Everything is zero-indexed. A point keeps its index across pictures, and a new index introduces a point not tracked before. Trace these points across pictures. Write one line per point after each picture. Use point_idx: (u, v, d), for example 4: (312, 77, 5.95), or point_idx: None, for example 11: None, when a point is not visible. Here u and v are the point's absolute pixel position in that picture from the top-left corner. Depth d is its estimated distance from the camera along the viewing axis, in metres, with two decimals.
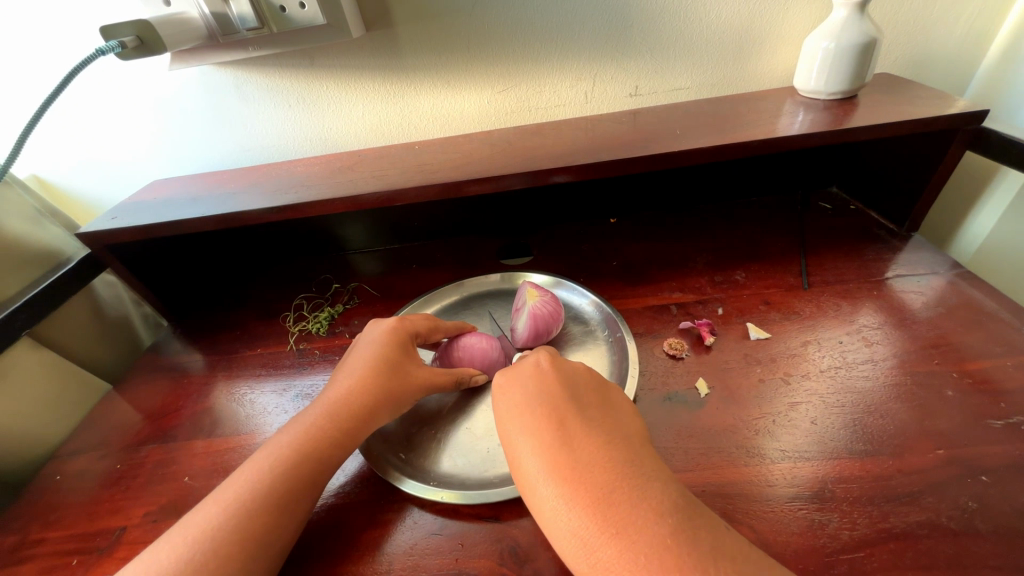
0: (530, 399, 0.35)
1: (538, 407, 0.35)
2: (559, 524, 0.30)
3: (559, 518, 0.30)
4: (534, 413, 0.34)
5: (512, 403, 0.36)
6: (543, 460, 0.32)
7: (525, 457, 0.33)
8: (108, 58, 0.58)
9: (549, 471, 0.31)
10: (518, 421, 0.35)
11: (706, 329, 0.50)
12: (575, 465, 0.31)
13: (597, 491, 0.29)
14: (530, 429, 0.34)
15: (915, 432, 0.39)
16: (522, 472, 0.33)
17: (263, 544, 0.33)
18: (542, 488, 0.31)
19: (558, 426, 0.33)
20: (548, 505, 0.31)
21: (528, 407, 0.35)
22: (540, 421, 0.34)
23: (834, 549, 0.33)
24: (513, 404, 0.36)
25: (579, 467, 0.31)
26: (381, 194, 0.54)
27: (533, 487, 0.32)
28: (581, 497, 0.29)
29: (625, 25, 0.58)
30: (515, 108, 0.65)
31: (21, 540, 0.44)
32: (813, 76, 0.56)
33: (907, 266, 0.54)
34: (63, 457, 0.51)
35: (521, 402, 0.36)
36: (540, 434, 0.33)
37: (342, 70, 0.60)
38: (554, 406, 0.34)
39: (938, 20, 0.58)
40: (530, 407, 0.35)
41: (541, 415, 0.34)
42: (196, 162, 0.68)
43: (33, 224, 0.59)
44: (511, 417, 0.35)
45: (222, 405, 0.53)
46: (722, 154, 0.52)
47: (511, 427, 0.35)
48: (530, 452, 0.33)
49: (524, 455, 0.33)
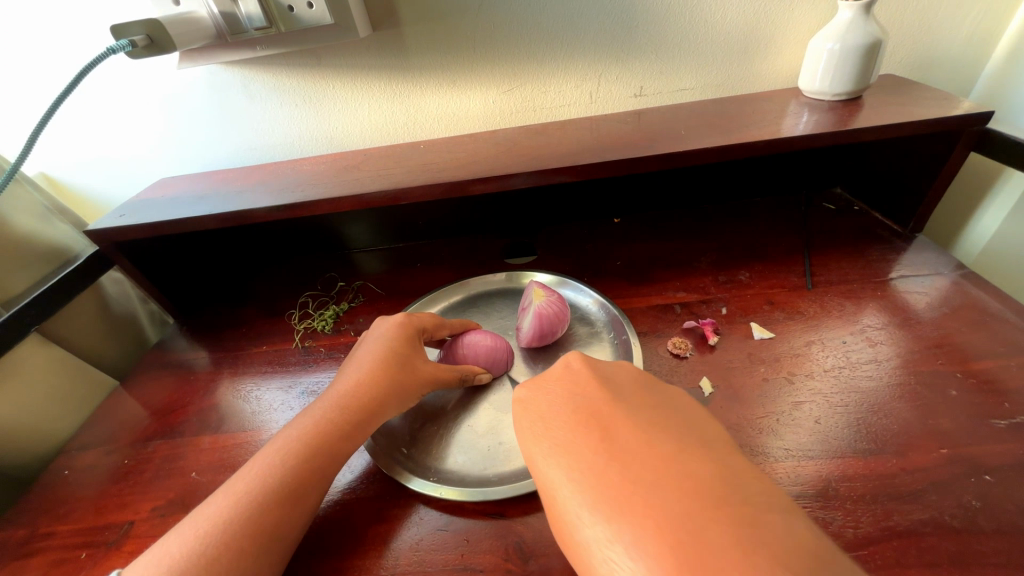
0: (557, 415, 0.33)
1: (568, 423, 0.32)
2: (612, 558, 0.25)
3: (611, 551, 0.25)
4: (563, 431, 0.32)
5: (540, 425, 0.34)
6: (581, 486, 0.29)
7: (560, 486, 0.30)
8: (117, 57, 0.59)
9: (589, 496, 0.28)
10: (550, 440, 0.32)
11: (710, 329, 0.50)
12: (618, 480, 0.27)
13: (647, 507, 0.25)
14: (564, 448, 0.31)
15: (919, 431, 0.39)
16: (559, 503, 0.29)
17: (271, 538, 0.34)
18: (586, 518, 0.27)
19: (591, 439, 0.30)
20: (595, 537, 0.26)
21: (557, 424, 0.33)
22: (571, 438, 0.31)
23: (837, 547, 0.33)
24: (539, 426, 0.34)
25: (622, 481, 0.27)
26: (386, 192, 0.55)
27: (575, 518, 0.28)
28: (629, 515, 0.25)
29: (631, 25, 0.58)
30: (520, 108, 0.65)
31: (29, 534, 0.44)
32: (818, 77, 0.56)
33: (911, 267, 0.54)
34: (70, 452, 0.51)
35: (548, 421, 0.34)
36: (576, 453, 0.30)
37: (349, 70, 0.61)
38: (584, 416, 0.32)
39: (942, 22, 0.58)
40: (560, 425, 0.33)
41: (575, 432, 0.31)
42: (202, 161, 0.69)
43: (42, 221, 0.60)
44: (539, 442, 0.33)
45: (228, 402, 0.53)
46: (727, 154, 0.52)
47: (541, 452, 0.33)
48: (564, 478, 0.30)
49: (558, 484, 0.30)
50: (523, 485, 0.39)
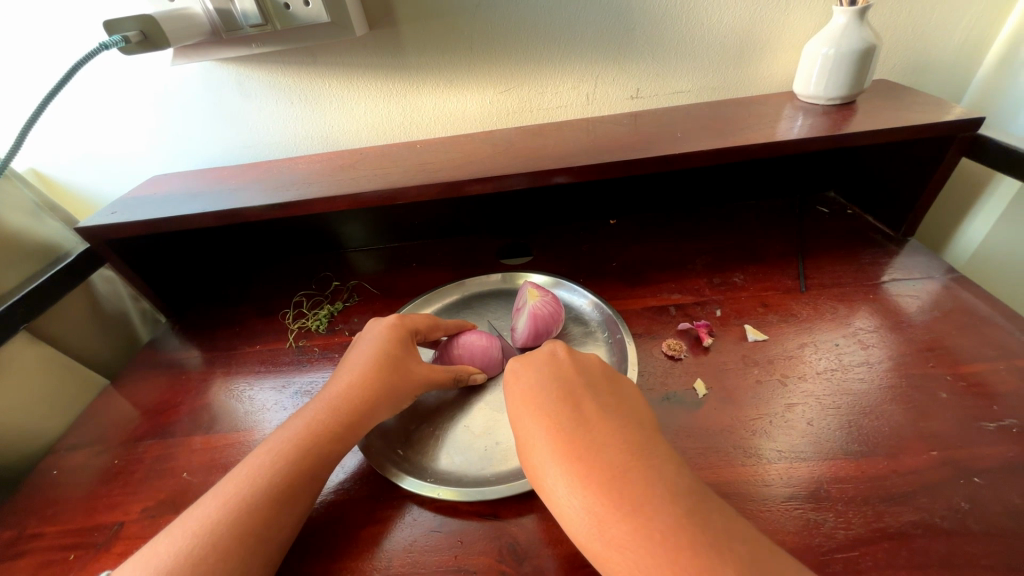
0: (541, 388, 0.36)
1: (550, 395, 0.35)
2: (568, 506, 0.30)
3: (568, 501, 0.30)
4: (545, 400, 0.35)
5: (524, 393, 0.36)
6: (551, 447, 0.32)
7: (535, 445, 0.33)
8: (110, 53, 0.58)
9: (557, 456, 0.32)
10: (527, 404, 0.36)
11: (705, 331, 0.50)
12: (581, 452, 0.31)
13: (604, 474, 0.30)
14: (541, 411, 0.34)
15: (910, 433, 0.39)
16: (530, 458, 0.33)
17: (264, 539, 0.33)
18: (552, 473, 0.32)
19: (568, 414, 0.34)
20: (556, 488, 0.31)
21: (540, 395, 0.35)
22: (549, 411, 0.34)
23: (829, 548, 0.33)
24: (523, 394, 0.36)
25: (587, 452, 0.31)
26: (382, 192, 0.55)
27: (542, 472, 0.32)
28: (589, 479, 0.30)
29: (628, 27, 0.58)
30: (517, 108, 0.65)
31: (17, 535, 0.44)
32: (812, 82, 0.56)
33: (903, 270, 0.55)
34: (59, 452, 0.51)
35: (533, 391, 0.36)
36: (551, 416, 0.34)
37: (345, 68, 0.60)
38: (563, 395, 0.35)
39: (935, 28, 0.58)
40: (542, 395, 0.35)
41: (552, 399, 0.35)
42: (196, 158, 0.68)
43: (32, 218, 0.59)
44: (521, 408, 0.36)
45: (220, 402, 0.53)
46: (722, 157, 0.52)
47: (522, 417, 0.35)
48: (539, 434, 0.33)
49: (531, 444, 0.34)
50: (518, 486, 0.39)
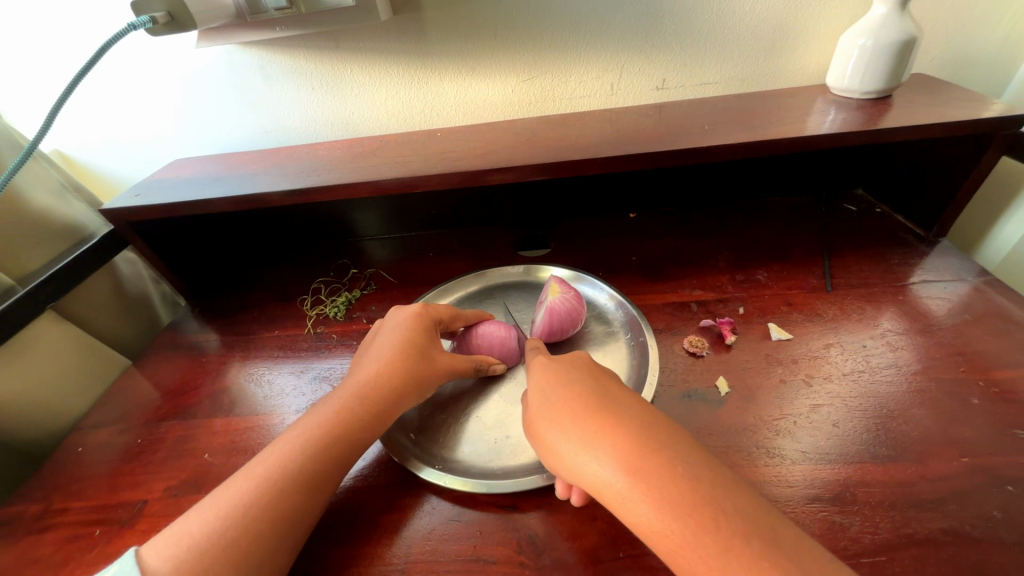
0: (562, 372, 0.36)
1: (568, 379, 0.35)
2: (591, 468, 0.30)
3: (590, 463, 0.30)
4: (564, 384, 0.34)
5: (541, 379, 0.36)
6: (570, 419, 0.32)
7: (547, 428, 0.33)
8: (136, 35, 0.58)
9: (579, 426, 0.32)
10: (542, 397, 0.35)
11: (728, 328, 0.49)
12: (598, 420, 0.31)
13: (622, 439, 0.30)
14: (560, 401, 0.34)
15: (940, 439, 0.38)
16: (546, 434, 0.33)
17: (289, 522, 0.34)
18: (572, 439, 0.31)
19: (585, 393, 0.33)
20: (577, 453, 0.31)
21: (562, 378, 0.35)
22: (564, 390, 0.34)
23: (855, 552, 0.33)
24: (540, 378, 0.36)
25: (601, 419, 0.31)
26: (402, 179, 0.54)
27: (559, 443, 0.32)
28: (611, 442, 0.30)
29: (656, 16, 0.57)
30: (539, 97, 0.64)
31: (44, 509, 0.45)
32: (847, 74, 0.55)
33: (934, 272, 0.53)
34: (84, 430, 0.52)
35: (554, 373, 0.36)
36: (569, 404, 0.33)
37: (367, 54, 0.60)
38: (579, 378, 0.35)
39: (979, 20, 0.56)
40: (561, 378, 0.35)
41: (568, 388, 0.34)
42: (217, 143, 0.68)
43: (59, 199, 0.60)
44: (536, 394, 0.35)
45: (240, 385, 0.53)
46: (751, 151, 0.51)
47: (538, 402, 0.35)
48: (555, 420, 0.33)
49: (547, 425, 0.33)
50: (536, 480, 0.38)
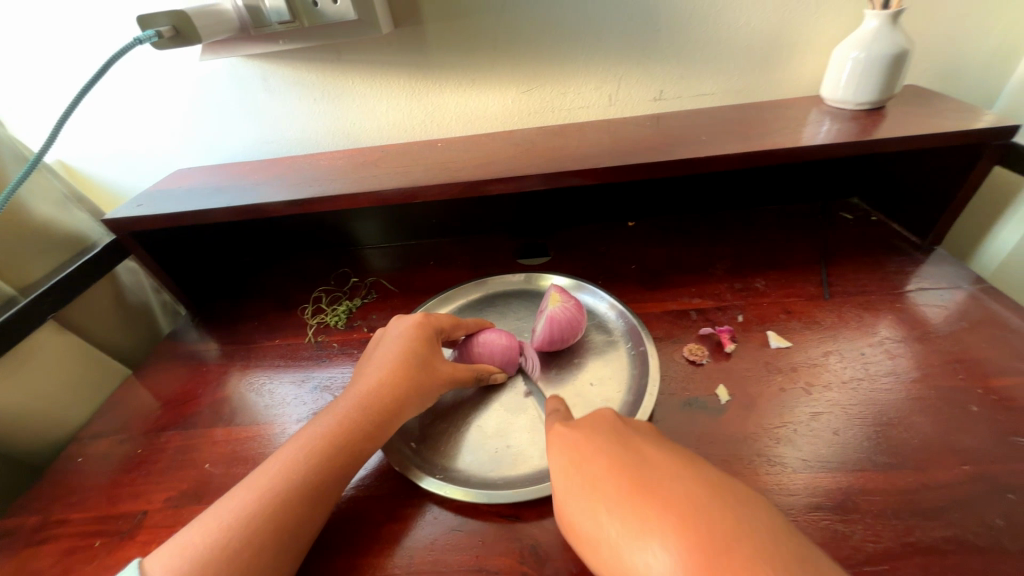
0: (583, 442, 0.35)
1: (594, 454, 0.34)
2: (633, 553, 0.28)
3: (632, 549, 0.28)
4: (590, 459, 0.33)
5: (566, 458, 0.35)
6: (597, 498, 0.31)
7: (580, 513, 0.32)
8: (140, 48, 0.59)
9: (608, 507, 0.30)
10: (569, 483, 0.34)
11: (727, 336, 0.50)
12: (631, 497, 0.30)
13: (660, 517, 0.28)
14: (587, 479, 0.33)
15: (940, 447, 0.39)
16: (582, 521, 0.31)
17: (293, 534, 0.34)
18: (608, 523, 0.30)
19: (612, 466, 0.32)
20: (617, 539, 0.29)
21: (588, 452, 0.34)
22: (588, 466, 0.33)
23: (857, 561, 0.33)
24: (566, 457, 0.35)
25: (629, 491, 0.30)
26: (404, 189, 0.55)
27: (595, 524, 0.30)
28: (650, 522, 0.28)
29: (654, 29, 0.58)
30: (538, 108, 0.65)
31: (43, 520, 0.44)
32: (841, 86, 0.56)
33: (930, 280, 0.54)
34: (84, 440, 0.52)
35: (578, 447, 0.35)
36: (595, 482, 0.32)
37: (369, 66, 0.61)
38: (604, 450, 0.34)
39: (969, 33, 0.57)
40: (584, 450, 0.34)
41: (593, 463, 0.33)
42: (219, 153, 0.69)
43: (62, 210, 0.60)
44: (563, 476, 0.34)
45: (241, 395, 0.53)
46: (748, 161, 0.52)
47: (568, 487, 0.34)
48: (585, 503, 0.32)
49: (579, 510, 0.32)
50: (538, 489, 0.39)
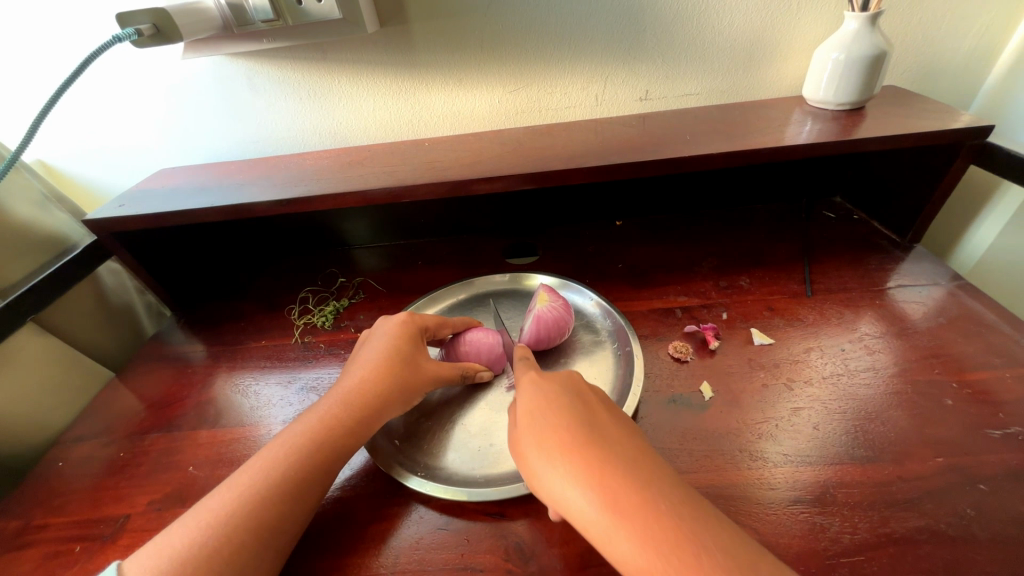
0: (551, 395, 0.35)
1: (557, 406, 0.34)
2: (574, 499, 0.30)
3: (576, 498, 0.30)
4: (553, 410, 0.34)
5: (530, 402, 0.36)
6: (555, 449, 0.32)
7: (534, 454, 0.33)
8: (122, 47, 0.58)
9: (565, 459, 0.31)
10: (531, 425, 0.34)
11: (711, 333, 0.50)
12: (584, 451, 0.31)
13: (607, 475, 0.30)
14: (549, 427, 0.33)
15: (916, 439, 0.39)
16: (533, 460, 0.33)
17: (277, 533, 0.34)
18: (559, 469, 0.31)
19: (571, 420, 0.33)
20: (564, 486, 0.31)
21: (552, 402, 0.35)
22: (553, 417, 0.34)
23: (835, 553, 0.33)
24: (530, 401, 0.35)
25: (591, 454, 0.31)
26: (390, 189, 0.54)
27: (544, 467, 0.32)
28: (596, 473, 0.30)
29: (639, 30, 0.59)
30: (525, 108, 0.65)
31: (23, 525, 0.44)
32: (822, 86, 0.56)
33: (909, 277, 0.55)
34: (65, 444, 0.51)
35: (543, 397, 0.35)
36: (557, 430, 0.33)
37: (355, 65, 0.60)
38: (568, 406, 0.34)
39: (946, 35, 0.58)
40: (550, 403, 0.35)
41: (559, 416, 0.33)
42: (204, 153, 0.68)
43: (41, 210, 0.59)
44: (525, 417, 0.35)
45: (226, 396, 0.53)
46: (732, 161, 0.52)
47: (527, 427, 0.34)
48: (542, 447, 0.33)
49: (535, 451, 0.33)
50: (523, 487, 0.39)
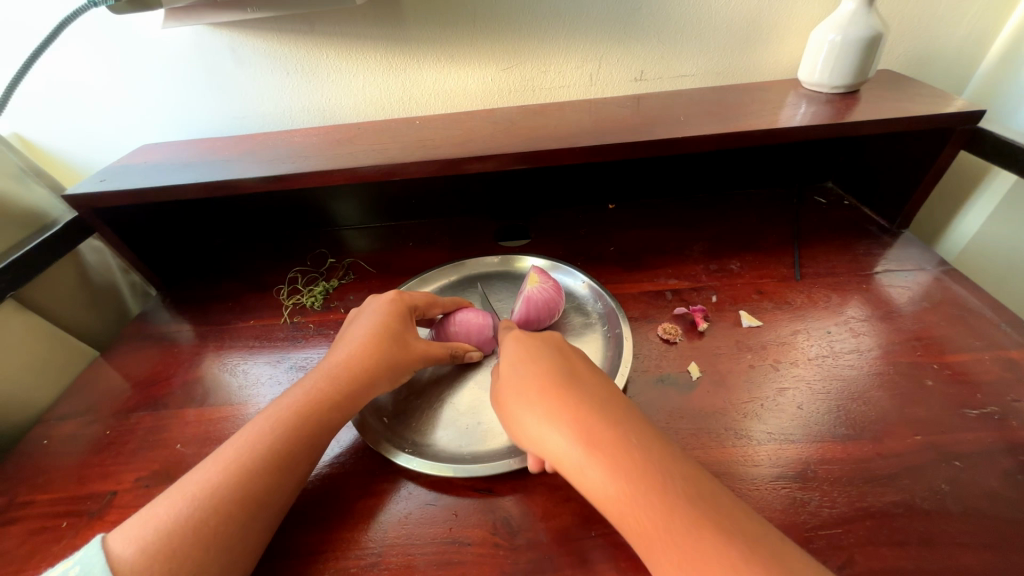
0: (531, 349, 0.38)
1: (537, 357, 0.37)
2: (550, 438, 0.33)
3: (550, 434, 0.33)
4: (533, 360, 0.37)
5: (514, 356, 0.39)
6: (533, 393, 0.35)
7: (514, 401, 0.36)
8: (99, 14, 0.56)
9: (541, 401, 0.34)
10: (512, 376, 0.37)
11: (700, 315, 0.51)
12: (558, 393, 0.34)
13: (579, 413, 0.32)
14: (528, 376, 0.36)
15: (896, 418, 0.40)
16: (513, 406, 0.36)
17: (265, 507, 0.34)
18: (536, 411, 0.34)
19: (548, 367, 0.36)
20: (540, 427, 0.33)
21: (534, 355, 0.37)
22: (531, 366, 0.36)
23: (813, 525, 0.34)
24: (513, 354, 0.38)
25: (565, 394, 0.34)
26: (380, 167, 0.54)
27: (524, 413, 0.35)
28: (571, 414, 0.32)
29: (635, 7, 0.57)
30: (519, 86, 0.64)
31: (7, 502, 0.43)
32: (817, 69, 0.56)
33: (896, 262, 0.55)
34: (50, 422, 0.50)
35: (525, 351, 0.38)
36: (535, 377, 0.35)
37: (344, 38, 0.59)
38: (546, 358, 0.37)
39: (943, 19, 0.58)
40: (530, 354, 0.37)
41: (538, 365, 0.36)
42: (188, 128, 0.66)
43: (18, 183, 0.58)
44: (507, 369, 0.38)
45: (214, 375, 0.53)
46: (725, 143, 0.52)
47: (508, 377, 0.37)
48: (521, 394, 0.35)
49: (515, 399, 0.36)
50: (510, 463, 0.39)
